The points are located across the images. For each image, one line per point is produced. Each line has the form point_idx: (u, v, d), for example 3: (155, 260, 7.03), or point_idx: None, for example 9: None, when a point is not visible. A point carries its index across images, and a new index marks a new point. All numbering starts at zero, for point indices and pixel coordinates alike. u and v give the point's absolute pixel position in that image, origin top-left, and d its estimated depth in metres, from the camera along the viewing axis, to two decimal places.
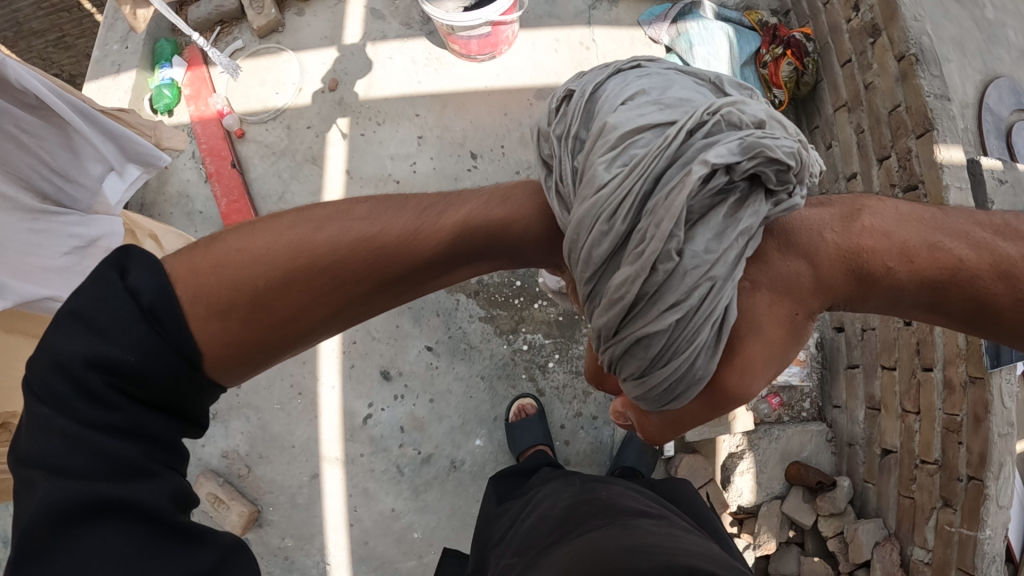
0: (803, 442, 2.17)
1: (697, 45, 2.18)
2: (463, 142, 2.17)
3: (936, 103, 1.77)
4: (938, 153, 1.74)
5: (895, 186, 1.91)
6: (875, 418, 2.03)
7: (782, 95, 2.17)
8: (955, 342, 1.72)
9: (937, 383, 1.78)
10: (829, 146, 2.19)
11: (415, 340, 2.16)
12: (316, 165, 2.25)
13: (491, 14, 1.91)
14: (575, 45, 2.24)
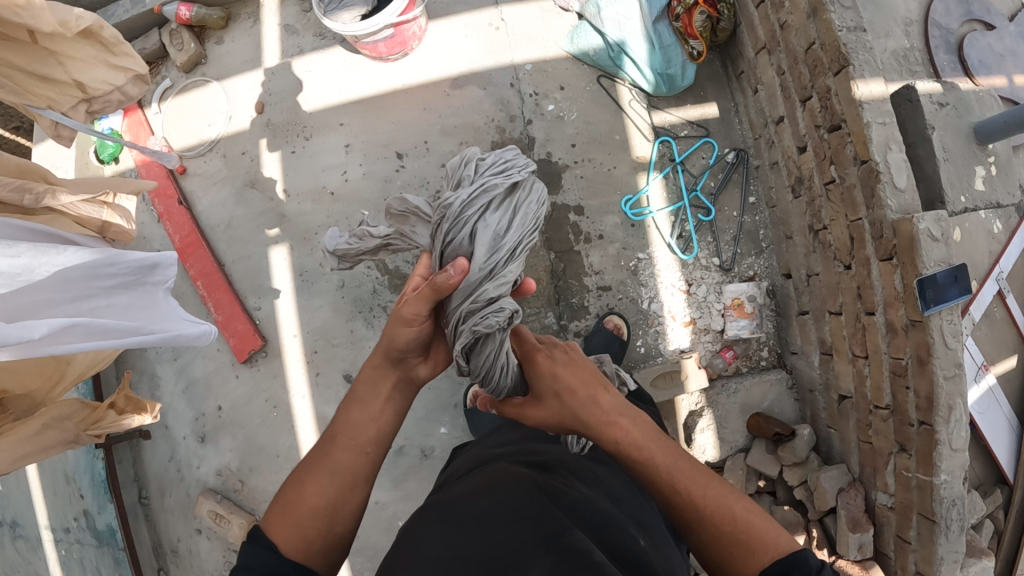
0: (764, 392, 2.15)
1: (606, 8, 2.13)
2: (388, 143, 2.19)
3: (848, 36, 1.68)
4: (854, 91, 1.65)
5: (820, 128, 1.82)
6: (829, 362, 1.95)
7: (700, 45, 2.13)
8: (892, 283, 1.60)
9: (880, 327, 1.67)
10: (756, 91, 2.12)
11: (371, 342, 2.20)
12: (254, 188, 2.31)
13: (390, 17, 1.92)
14: (485, 27, 2.22)
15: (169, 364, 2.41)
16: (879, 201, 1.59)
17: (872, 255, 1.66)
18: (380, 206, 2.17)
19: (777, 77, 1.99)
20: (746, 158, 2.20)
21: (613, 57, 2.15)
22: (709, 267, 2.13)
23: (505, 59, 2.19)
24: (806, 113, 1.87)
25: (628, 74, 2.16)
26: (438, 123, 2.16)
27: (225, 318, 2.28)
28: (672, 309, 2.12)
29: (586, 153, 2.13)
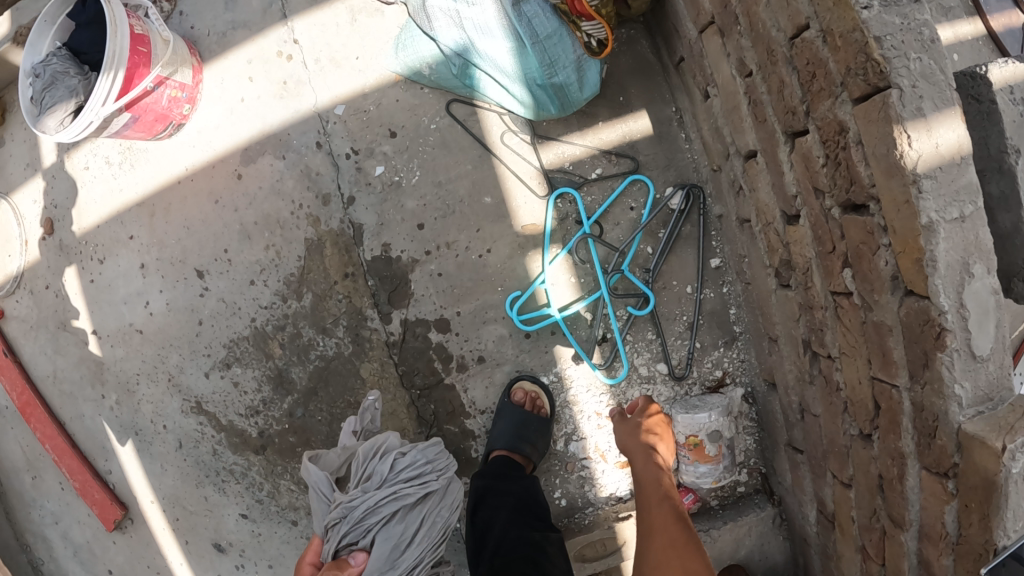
0: (738, 539, 1.51)
1: None
2: (184, 258, 1.62)
3: (884, 17, 0.75)
4: (902, 153, 0.74)
5: (824, 192, 0.93)
6: (830, 533, 1.29)
7: (602, 30, 1.24)
8: (938, 517, 0.90)
9: (908, 557, 0.99)
10: (707, 96, 1.24)
11: (228, 511, 1.71)
12: (69, 331, 1.83)
13: (99, 107, 1.36)
14: (270, 56, 1.53)
15: (51, 528, 2.09)
16: (936, 386, 0.82)
17: (914, 456, 0.92)
18: (194, 344, 1.63)
19: (738, 79, 1.06)
20: (700, 197, 1.39)
21: (459, 73, 1.32)
22: (653, 378, 1.43)
23: (305, 105, 1.48)
24: (796, 159, 0.96)
25: (489, 95, 1.34)
26: (235, 221, 1.55)
27: (79, 485, 1.90)
28: (601, 446, 1.47)
29: (440, 235, 1.38)
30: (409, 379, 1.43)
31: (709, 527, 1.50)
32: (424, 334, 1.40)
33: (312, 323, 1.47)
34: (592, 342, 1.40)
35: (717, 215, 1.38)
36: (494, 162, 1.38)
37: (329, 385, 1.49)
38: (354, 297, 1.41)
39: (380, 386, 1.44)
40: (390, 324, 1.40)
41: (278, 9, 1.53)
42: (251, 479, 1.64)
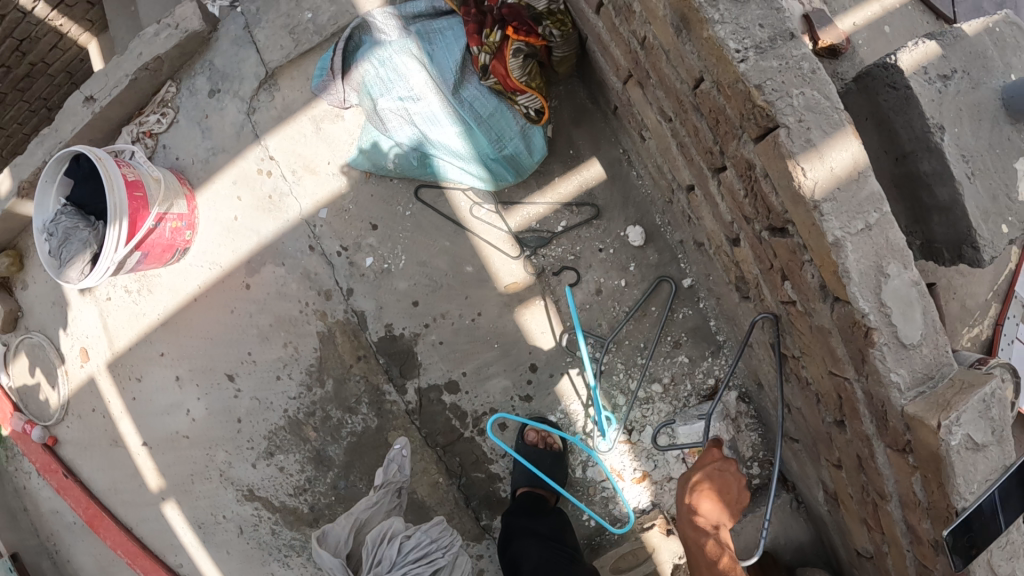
0: (762, 530, 1.57)
1: (382, 95, 1.46)
2: (213, 365, 1.76)
3: (751, 64, 0.86)
4: (798, 182, 0.85)
5: (752, 218, 1.04)
6: (837, 512, 1.28)
7: (535, 100, 1.41)
8: (908, 487, 0.93)
9: (896, 525, 1.00)
10: (643, 138, 1.37)
11: None
12: (121, 446, 2.00)
13: (112, 251, 1.46)
14: (252, 175, 1.63)
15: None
16: (874, 376, 0.88)
17: (874, 435, 0.96)
18: (237, 440, 1.79)
19: (664, 124, 1.21)
20: (657, 229, 1.53)
21: (420, 164, 1.49)
22: (653, 400, 1.52)
23: (293, 214, 1.60)
24: (724, 193, 1.09)
25: (451, 176, 1.50)
26: (252, 326, 1.68)
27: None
28: (616, 468, 1.55)
29: (434, 309, 1.53)
30: (433, 438, 1.58)
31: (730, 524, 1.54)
32: (439, 398, 1.56)
33: (337, 403, 1.62)
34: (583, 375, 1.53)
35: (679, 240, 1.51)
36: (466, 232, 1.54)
37: (365, 456, 1.64)
38: (371, 376, 1.57)
39: (410, 447, 1.59)
40: (407, 392, 1.56)
41: (249, 131, 1.63)
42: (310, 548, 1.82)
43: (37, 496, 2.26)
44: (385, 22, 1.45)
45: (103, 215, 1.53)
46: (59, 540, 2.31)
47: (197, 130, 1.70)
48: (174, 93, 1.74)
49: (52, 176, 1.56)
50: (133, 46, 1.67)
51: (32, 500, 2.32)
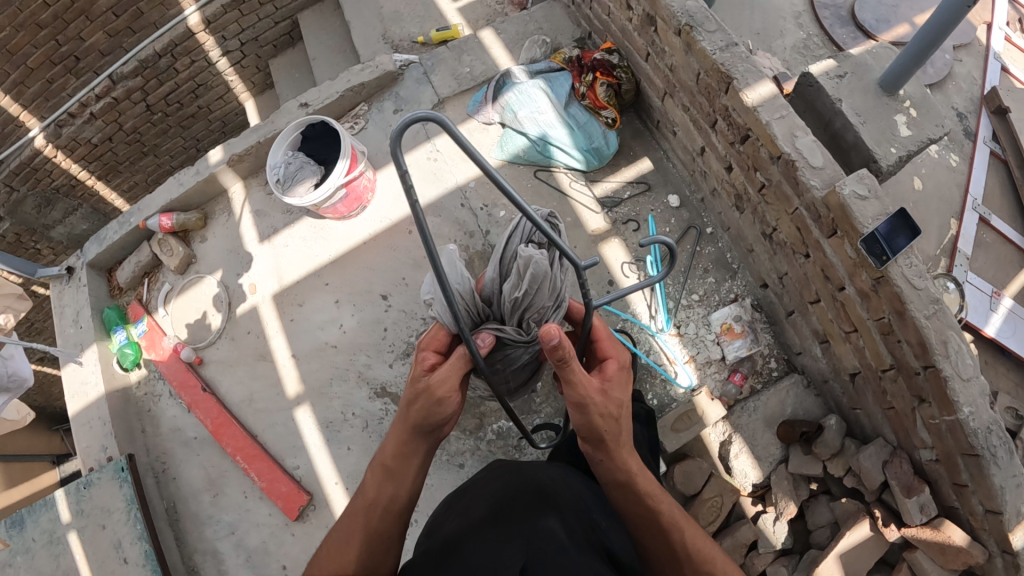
0: (782, 400, 2.18)
1: (519, 110, 2.32)
2: (371, 289, 2.39)
3: (724, 56, 1.82)
4: (746, 98, 1.76)
5: (735, 140, 1.95)
6: (829, 348, 2.01)
7: (612, 113, 2.32)
8: (845, 252, 1.69)
9: (854, 297, 1.74)
10: (674, 131, 2.30)
11: None
12: (267, 360, 2.50)
13: (336, 179, 2.13)
14: (423, 161, 2.41)
15: (225, 541, 2.50)
16: (801, 183, 1.70)
17: (820, 236, 1.76)
18: (379, 345, 2.35)
19: (685, 115, 2.17)
20: (688, 196, 2.40)
21: (542, 152, 2.34)
22: (691, 305, 2.31)
23: (451, 184, 2.38)
24: (718, 134, 2.02)
25: (560, 161, 2.35)
26: (408, 259, 2.38)
27: (268, 483, 2.38)
28: (672, 352, 2.27)
29: None
30: None
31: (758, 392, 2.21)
32: None
33: None
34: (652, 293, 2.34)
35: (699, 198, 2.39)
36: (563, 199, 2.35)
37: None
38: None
39: None
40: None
41: (424, 134, 2.45)
42: None
43: (164, 414, 2.67)
44: (519, 70, 2.36)
45: (324, 160, 2.22)
46: (167, 460, 2.64)
47: (380, 131, 2.43)
48: (365, 110, 2.46)
49: (286, 136, 2.26)
50: (343, 76, 2.41)
51: (154, 423, 2.70)
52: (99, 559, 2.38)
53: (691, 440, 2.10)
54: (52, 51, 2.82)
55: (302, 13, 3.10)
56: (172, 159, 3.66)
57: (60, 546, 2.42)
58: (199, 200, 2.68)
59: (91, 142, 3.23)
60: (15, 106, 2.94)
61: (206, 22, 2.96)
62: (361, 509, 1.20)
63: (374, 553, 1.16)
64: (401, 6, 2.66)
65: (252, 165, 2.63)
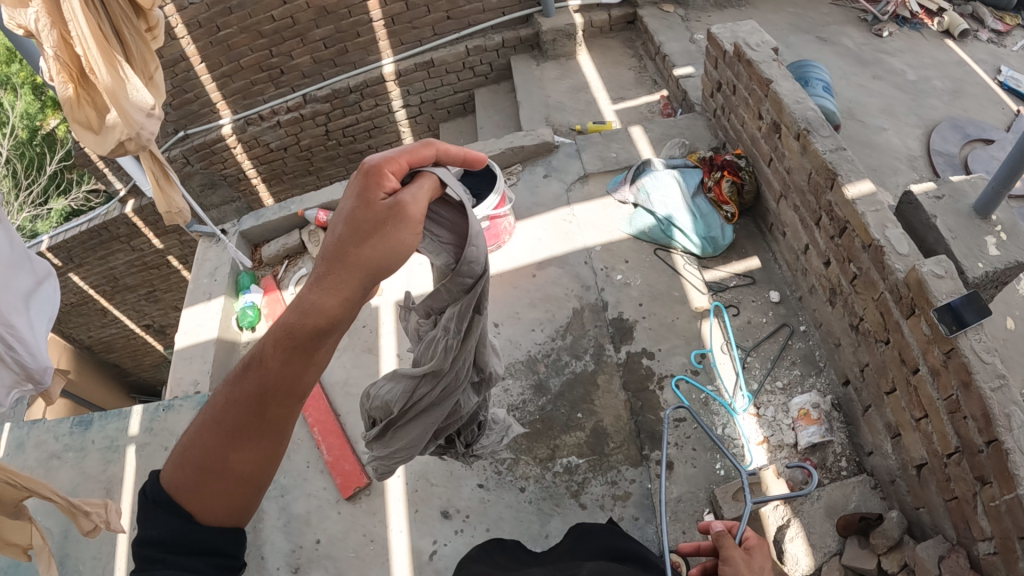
0: (847, 494, 2.37)
1: (652, 192, 2.57)
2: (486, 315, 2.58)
3: (833, 157, 2.21)
4: (845, 191, 2.16)
5: (833, 234, 2.32)
6: (899, 441, 2.26)
7: (733, 209, 2.57)
8: (921, 329, 1.96)
9: (927, 378, 2.00)
10: (784, 232, 2.63)
11: (468, 479, 2.55)
12: (371, 353, 2.89)
13: (485, 211, 2.44)
14: (562, 222, 2.65)
15: (272, 500, 2.74)
16: (889, 268, 2.04)
17: (900, 316, 2.07)
18: None
19: (792, 213, 2.54)
20: (788, 294, 2.67)
21: (666, 233, 2.56)
22: (774, 391, 2.51)
23: (579, 244, 2.59)
24: (820, 225, 2.38)
25: (679, 243, 2.56)
26: (525, 297, 2.56)
27: (335, 458, 2.70)
28: (746, 431, 2.45)
29: (650, 310, 2.51)
30: (627, 383, 2.47)
31: (823, 480, 2.46)
32: (640, 362, 2.49)
33: (570, 353, 2.49)
34: (762, 373, 2.53)
35: (797, 296, 2.65)
36: (679, 277, 2.56)
37: (577, 389, 2.47)
38: (600, 338, 2.49)
39: (605, 385, 2.48)
40: (619, 352, 2.49)
41: (565, 198, 2.69)
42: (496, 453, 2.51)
43: None
44: (659, 161, 2.62)
45: (475, 191, 2.56)
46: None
47: (528, 192, 2.73)
48: (518, 170, 2.79)
49: None
50: (507, 138, 2.81)
51: None
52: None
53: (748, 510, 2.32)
54: (264, 58, 3.34)
55: (480, 88, 3.41)
56: (327, 178, 4.05)
57: (116, 454, 2.82)
58: None
59: (269, 145, 3.71)
60: (218, 93, 3.48)
61: (397, 75, 3.36)
62: (249, 387, 0.97)
63: (265, 453, 0.98)
64: (565, 99, 2.98)
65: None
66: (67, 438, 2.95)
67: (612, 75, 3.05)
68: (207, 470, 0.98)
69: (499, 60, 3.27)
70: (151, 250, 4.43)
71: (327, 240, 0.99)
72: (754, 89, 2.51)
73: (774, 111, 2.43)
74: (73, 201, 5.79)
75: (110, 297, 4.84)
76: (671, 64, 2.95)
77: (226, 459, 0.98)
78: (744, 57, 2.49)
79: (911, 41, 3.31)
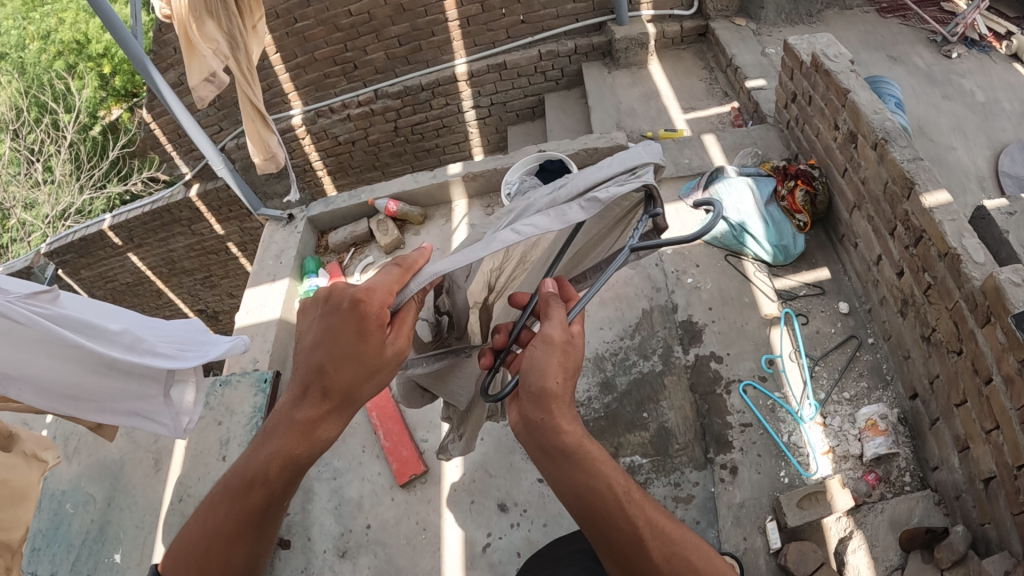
0: (911, 508, 2.21)
1: (725, 198, 2.60)
2: None
3: (912, 166, 2.21)
4: (924, 199, 2.15)
5: (909, 243, 2.31)
6: (967, 454, 2.13)
7: (805, 218, 2.62)
8: (997, 337, 1.90)
9: (1001, 388, 1.92)
10: (857, 243, 2.65)
11: (528, 473, 2.59)
12: None
13: None
14: None
15: (325, 483, 2.78)
16: (965, 275, 2.00)
17: (975, 325, 2.01)
18: None
19: (865, 224, 2.55)
20: (857, 306, 2.68)
21: (739, 240, 2.61)
22: (840, 401, 2.49)
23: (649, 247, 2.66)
24: (895, 235, 2.38)
25: (750, 249, 2.62)
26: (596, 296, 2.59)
27: (392, 444, 2.74)
28: (811, 439, 2.42)
29: (721, 314, 2.59)
30: (696, 385, 2.52)
31: (886, 493, 2.31)
32: (708, 365, 2.55)
33: (639, 352, 2.58)
34: (830, 383, 2.53)
35: (867, 309, 2.67)
36: (748, 284, 2.63)
37: (644, 389, 2.54)
38: (670, 338, 2.59)
39: (670, 385, 2.54)
40: (687, 354, 2.56)
41: None
42: None
43: None
44: (732, 168, 2.65)
45: None
46: None
47: None
48: None
49: (525, 163, 2.73)
50: (581, 139, 2.88)
51: None
52: (201, 449, 2.72)
53: (814, 519, 2.18)
54: (338, 52, 3.44)
55: (549, 93, 3.50)
56: (391, 174, 4.14)
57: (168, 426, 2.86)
58: (426, 202, 3.12)
59: (338, 138, 3.83)
60: (291, 85, 3.59)
61: (470, 75, 3.45)
62: (238, 491, 1.22)
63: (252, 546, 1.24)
64: (637, 105, 3.06)
65: (479, 186, 3.04)
66: None
67: (684, 84, 3.12)
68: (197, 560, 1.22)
69: (571, 66, 3.35)
70: (211, 235, 4.62)
71: (303, 372, 1.18)
72: (831, 99, 2.54)
73: (851, 121, 2.45)
74: (135, 187, 6.10)
75: (168, 279, 5.04)
76: (743, 77, 2.99)
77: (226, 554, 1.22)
78: (822, 67, 2.53)
79: (981, 63, 3.31)
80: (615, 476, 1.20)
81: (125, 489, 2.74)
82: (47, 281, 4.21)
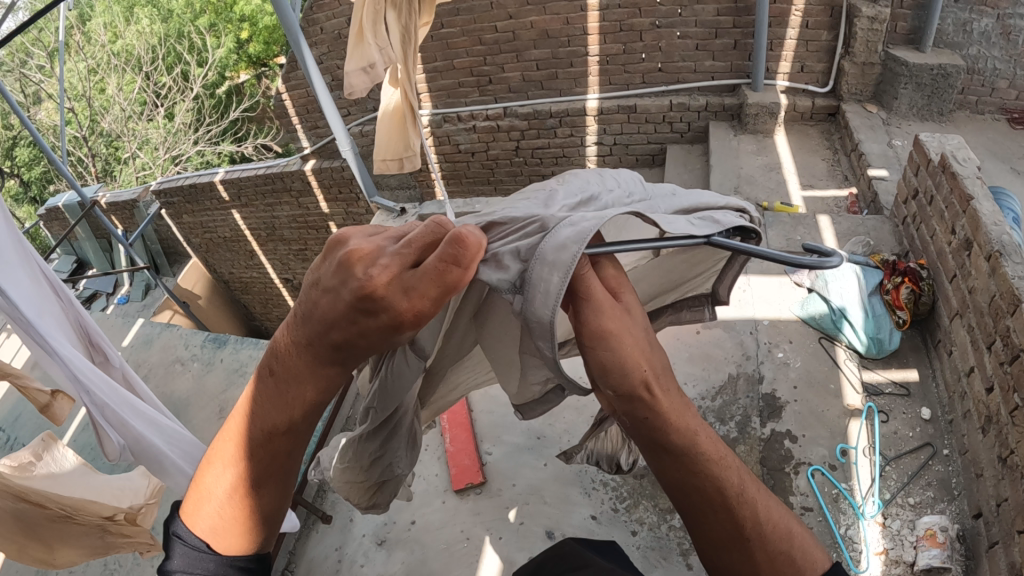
0: None
1: (830, 281, 2.74)
2: None
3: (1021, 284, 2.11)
4: None
5: (1004, 362, 2.21)
6: None
7: (905, 316, 2.62)
8: None
9: None
10: (950, 351, 2.60)
11: (581, 508, 2.46)
12: None
13: None
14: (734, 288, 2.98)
15: None
16: None
17: None
18: None
19: (965, 333, 2.48)
20: (939, 415, 2.60)
21: (834, 324, 2.70)
22: (903, 505, 2.37)
23: (748, 315, 2.87)
24: (993, 350, 2.29)
25: (846, 335, 2.66)
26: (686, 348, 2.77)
27: (456, 449, 2.68)
28: (868, 537, 2.30)
29: (803, 395, 2.62)
30: (766, 457, 2.51)
31: None
32: (781, 442, 2.54)
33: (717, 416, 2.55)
34: (901, 483, 2.42)
35: (949, 419, 2.57)
36: (836, 369, 2.65)
37: None
38: (749, 408, 2.56)
39: (742, 448, 2.53)
40: (763, 427, 2.56)
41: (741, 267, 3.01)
42: (620, 489, 2.48)
43: None
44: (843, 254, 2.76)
45: None
46: None
47: None
48: None
49: None
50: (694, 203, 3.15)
51: None
52: None
53: None
54: (478, 65, 4.01)
55: (672, 143, 3.95)
56: (501, 190, 4.58)
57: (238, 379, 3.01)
58: None
59: (461, 145, 4.40)
60: (429, 90, 4.19)
61: (599, 111, 3.96)
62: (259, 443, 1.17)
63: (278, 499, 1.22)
64: (759, 174, 3.37)
65: None
66: (196, 350, 3.26)
67: (806, 162, 3.39)
68: (241, 497, 1.20)
69: (698, 121, 3.80)
70: (316, 211, 4.83)
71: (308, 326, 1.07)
72: (953, 203, 2.52)
73: (969, 228, 2.41)
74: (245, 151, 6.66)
75: (264, 243, 5.29)
76: (866, 164, 3.17)
77: (253, 501, 1.19)
78: (949, 169, 2.52)
79: None
80: (736, 474, 1.15)
81: (179, 427, 2.90)
82: (149, 216, 4.49)
